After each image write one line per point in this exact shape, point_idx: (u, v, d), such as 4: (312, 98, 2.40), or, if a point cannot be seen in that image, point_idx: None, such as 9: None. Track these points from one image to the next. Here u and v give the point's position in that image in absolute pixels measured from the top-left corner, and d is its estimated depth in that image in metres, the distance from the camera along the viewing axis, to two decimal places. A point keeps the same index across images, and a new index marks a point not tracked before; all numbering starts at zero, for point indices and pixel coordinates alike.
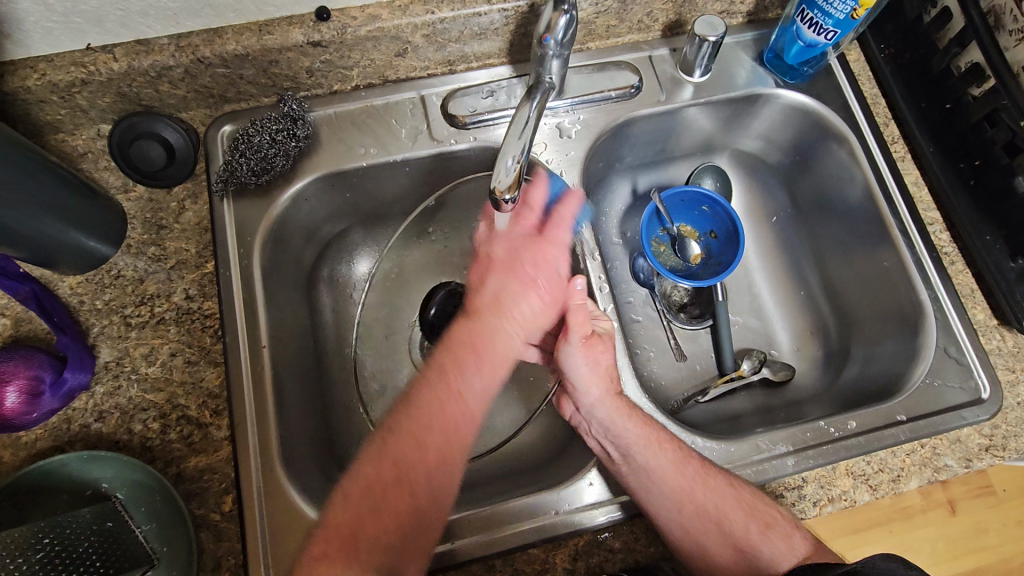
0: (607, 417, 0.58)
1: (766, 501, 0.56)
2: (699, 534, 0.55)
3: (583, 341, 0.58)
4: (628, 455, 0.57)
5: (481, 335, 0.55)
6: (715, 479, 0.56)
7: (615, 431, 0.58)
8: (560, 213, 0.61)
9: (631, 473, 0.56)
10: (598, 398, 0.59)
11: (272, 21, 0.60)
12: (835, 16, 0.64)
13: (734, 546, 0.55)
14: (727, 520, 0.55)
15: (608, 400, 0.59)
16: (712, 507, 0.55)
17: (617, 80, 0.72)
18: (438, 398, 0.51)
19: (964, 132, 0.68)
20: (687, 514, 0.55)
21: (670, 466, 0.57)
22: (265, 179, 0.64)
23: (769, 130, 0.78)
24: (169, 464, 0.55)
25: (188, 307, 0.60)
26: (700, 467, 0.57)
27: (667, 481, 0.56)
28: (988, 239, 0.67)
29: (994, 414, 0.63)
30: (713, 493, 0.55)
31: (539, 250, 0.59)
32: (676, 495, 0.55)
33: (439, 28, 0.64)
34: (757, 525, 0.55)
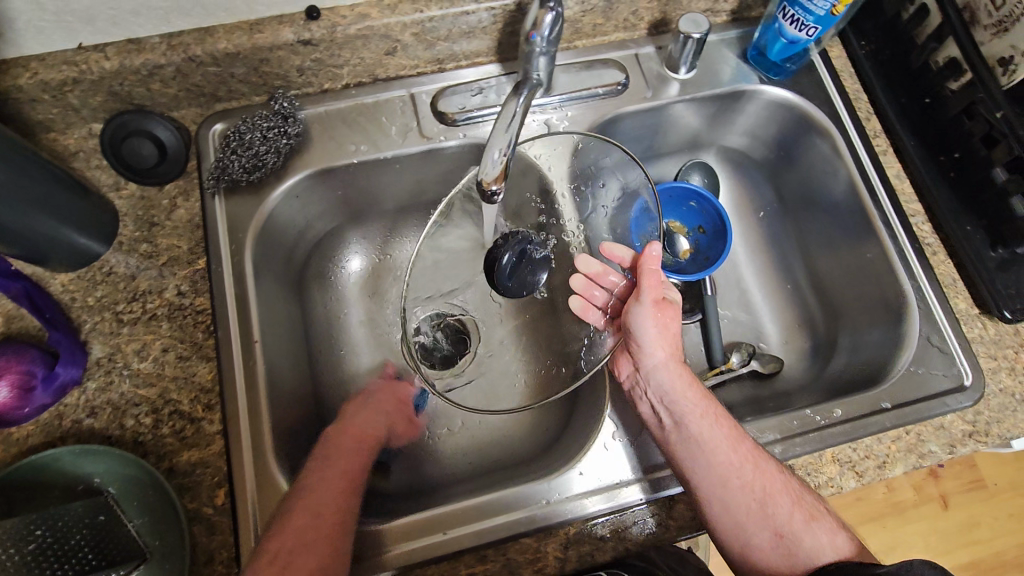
0: (667, 382, 0.60)
1: (813, 498, 0.57)
2: (741, 515, 0.55)
3: (654, 304, 0.61)
4: (681, 423, 0.59)
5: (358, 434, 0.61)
6: (768, 463, 0.57)
7: (673, 398, 0.60)
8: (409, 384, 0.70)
9: (682, 440, 0.58)
10: (662, 361, 0.61)
11: (262, 20, 0.61)
12: (816, 13, 0.65)
13: (774, 531, 0.55)
14: (773, 504, 0.55)
15: (671, 365, 0.61)
16: (760, 487, 0.56)
17: (605, 77, 0.73)
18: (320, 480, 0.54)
19: (944, 125, 0.70)
20: (733, 492, 0.55)
21: (724, 441, 0.57)
22: (257, 176, 0.64)
23: (754, 125, 0.80)
24: (161, 458, 0.55)
25: (180, 303, 0.60)
26: (754, 449, 0.57)
27: (719, 454, 0.56)
28: (968, 229, 0.69)
29: (977, 401, 0.64)
30: (762, 473, 0.56)
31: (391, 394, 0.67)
32: (725, 468, 0.56)
33: (428, 27, 0.65)
34: (802, 514, 0.55)
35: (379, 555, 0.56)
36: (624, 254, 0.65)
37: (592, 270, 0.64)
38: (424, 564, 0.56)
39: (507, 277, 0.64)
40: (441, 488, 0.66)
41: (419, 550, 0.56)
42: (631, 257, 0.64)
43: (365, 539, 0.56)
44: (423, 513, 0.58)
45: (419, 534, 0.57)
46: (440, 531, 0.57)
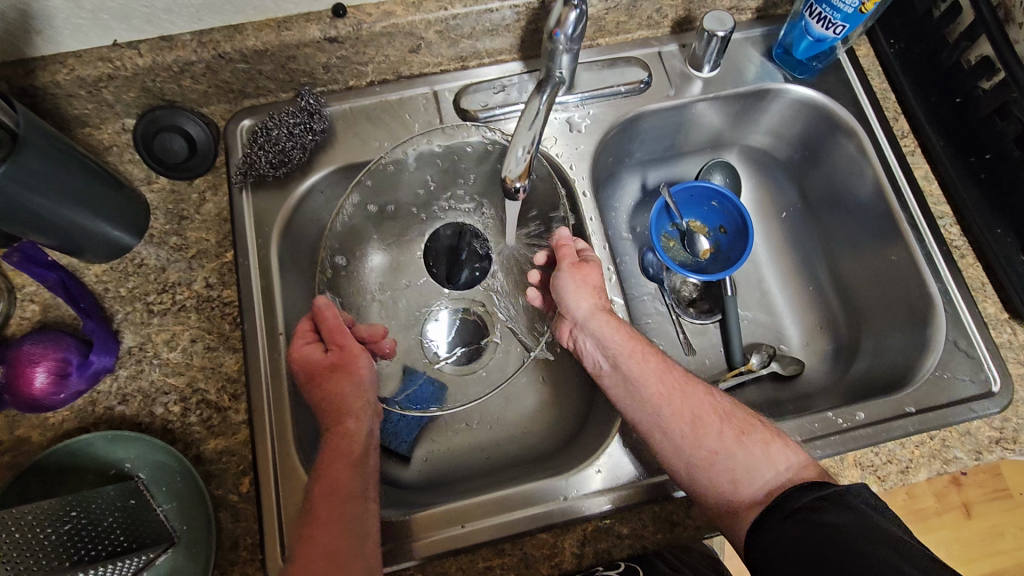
0: (596, 329, 0.61)
1: (744, 413, 0.59)
2: (678, 441, 0.56)
3: (572, 265, 0.61)
4: (616, 367, 0.60)
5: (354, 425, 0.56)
6: (694, 388, 0.59)
7: (603, 344, 0.61)
8: (331, 322, 0.59)
9: (619, 381, 0.60)
10: (589, 312, 0.61)
11: (290, 17, 0.62)
12: (844, 11, 0.64)
13: (710, 451, 0.56)
14: (702, 424, 0.57)
15: (598, 314, 0.61)
16: (689, 411, 0.58)
17: (627, 75, 0.73)
18: (332, 475, 0.53)
19: (974, 125, 0.68)
20: (667, 419, 0.57)
21: (653, 375, 0.59)
22: (283, 171, 0.66)
23: (778, 124, 0.79)
24: (189, 445, 0.57)
25: (208, 295, 0.62)
26: (679, 377, 0.59)
27: (649, 388, 0.58)
28: (997, 232, 0.67)
29: (1005, 407, 0.62)
30: (690, 399, 0.58)
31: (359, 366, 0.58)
32: (654, 401, 0.58)
33: (451, 25, 0.66)
34: (732, 431, 0.57)
35: (399, 547, 0.57)
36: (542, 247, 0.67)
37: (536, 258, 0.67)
38: (443, 555, 0.57)
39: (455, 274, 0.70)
40: (460, 481, 0.67)
41: (438, 543, 0.57)
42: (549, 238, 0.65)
43: (386, 530, 0.57)
44: (442, 505, 0.59)
45: (440, 526, 0.58)
46: (457, 524, 0.58)
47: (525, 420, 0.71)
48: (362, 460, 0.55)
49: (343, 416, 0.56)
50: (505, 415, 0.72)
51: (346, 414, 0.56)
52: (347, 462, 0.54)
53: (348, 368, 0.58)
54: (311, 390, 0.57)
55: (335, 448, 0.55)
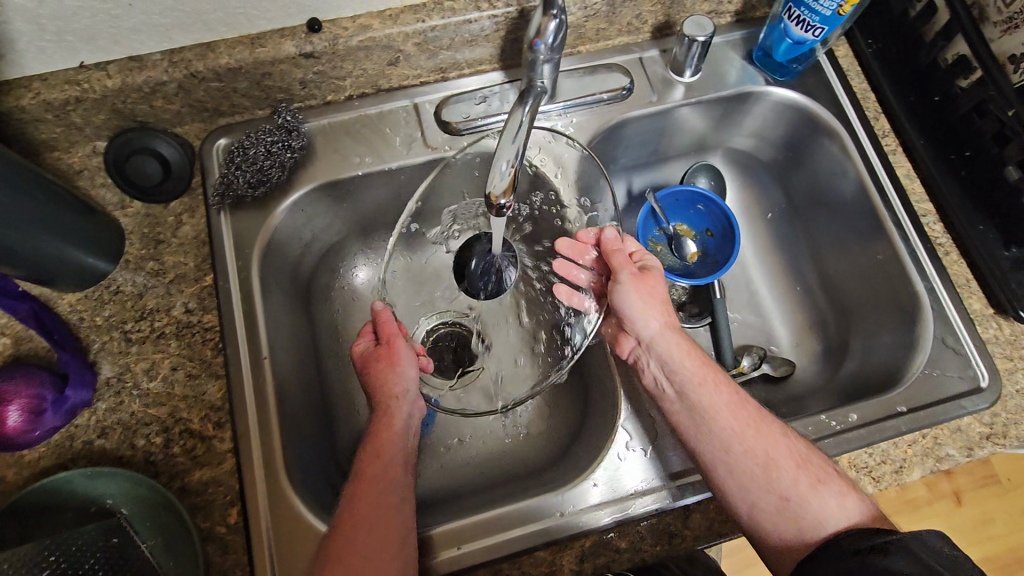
0: (664, 350, 0.60)
1: (823, 461, 0.55)
2: (744, 479, 0.54)
3: (633, 277, 0.61)
4: (683, 393, 0.59)
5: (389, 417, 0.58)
6: (770, 427, 0.56)
7: (671, 366, 0.60)
8: (387, 321, 0.62)
9: (684, 408, 0.58)
10: (657, 330, 0.61)
11: (264, 33, 0.61)
12: (822, 13, 0.64)
13: (778, 495, 0.53)
14: (776, 467, 0.54)
15: (666, 333, 0.60)
16: (762, 452, 0.54)
17: (609, 82, 0.72)
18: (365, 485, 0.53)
19: (954, 123, 0.69)
20: (735, 456, 0.54)
21: (723, 406, 0.57)
22: (261, 191, 0.64)
23: (761, 127, 0.79)
24: (172, 478, 0.55)
25: (188, 320, 0.60)
26: (754, 413, 0.56)
27: (718, 419, 0.56)
28: (979, 228, 0.67)
29: (995, 402, 0.62)
30: (764, 438, 0.55)
31: (396, 357, 0.59)
32: (726, 434, 0.55)
33: (430, 37, 0.65)
34: (808, 478, 0.53)
35: None
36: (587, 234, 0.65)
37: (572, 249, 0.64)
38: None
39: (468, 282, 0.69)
40: (456, 498, 0.66)
41: (434, 565, 0.56)
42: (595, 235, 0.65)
43: None
44: (444, 524, 0.58)
45: (439, 548, 0.57)
46: (456, 544, 0.57)
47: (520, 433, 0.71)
48: (405, 437, 0.58)
49: (391, 397, 0.58)
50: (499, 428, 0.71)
51: (394, 397, 0.58)
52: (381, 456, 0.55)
53: (392, 356, 0.59)
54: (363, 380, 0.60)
55: (380, 421, 0.57)
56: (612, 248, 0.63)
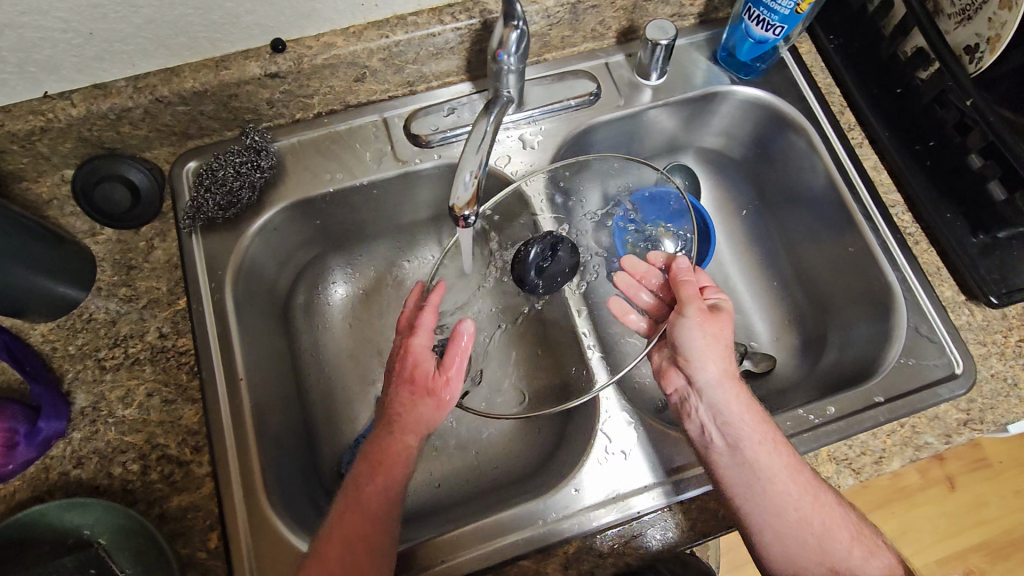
0: (723, 400, 0.57)
1: (869, 529, 0.56)
2: (795, 545, 0.54)
3: (700, 315, 0.59)
4: (737, 449, 0.56)
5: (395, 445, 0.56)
6: (826, 495, 0.55)
7: (727, 418, 0.57)
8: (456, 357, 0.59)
9: (736, 464, 0.56)
10: (716, 378, 0.58)
11: (228, 56, 0.61)
12: (780, 12, 0.65)
13: (828, 565, 0.53)
14: (830, 538, 0.53)
15: (726, 382, 0.58)
16: (819, 522, 0.54)
17: (576, 88, 0.73)
18: (350, 513, 0.53)
19: (917, 115, 0.70)
20: (788, 522, 0.54)
21: (784, 470, 0.55)
22: (232, 213, 0.64)
23: (729, 126, 0.80)
24: (151, 505, 0.54)
25: (163, 345, 0.60)
26: (813, 479, 0.55)
27: (778, 483, 0.54)
28: (947, 217, 0.68)
29: (971, 387, 0.63)
30: (821, 507, 0.54)
31: (440, 393, 0.58)
32: (784, 500, 0.54)
33: (395, 51, 0.65)
34: (859, 549, 0.54)
35: None
36: (657, 256, 0.69)
37: (638, 269, 0.67)
38: None
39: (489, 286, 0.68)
40: (442, 509, 0.66)
41: None
42: (664, 259, 0.68)
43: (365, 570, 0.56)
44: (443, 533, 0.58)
45: (431, 560, 0.57)
46: (455, 553, 0.57)
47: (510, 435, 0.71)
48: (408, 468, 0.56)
49: (410, 429, 0.57)
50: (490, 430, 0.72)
51: (412, 428, 0.57)
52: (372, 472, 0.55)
53: (439, 395, 0.57)
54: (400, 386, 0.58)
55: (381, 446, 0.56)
56: (682, 275, 0.63)
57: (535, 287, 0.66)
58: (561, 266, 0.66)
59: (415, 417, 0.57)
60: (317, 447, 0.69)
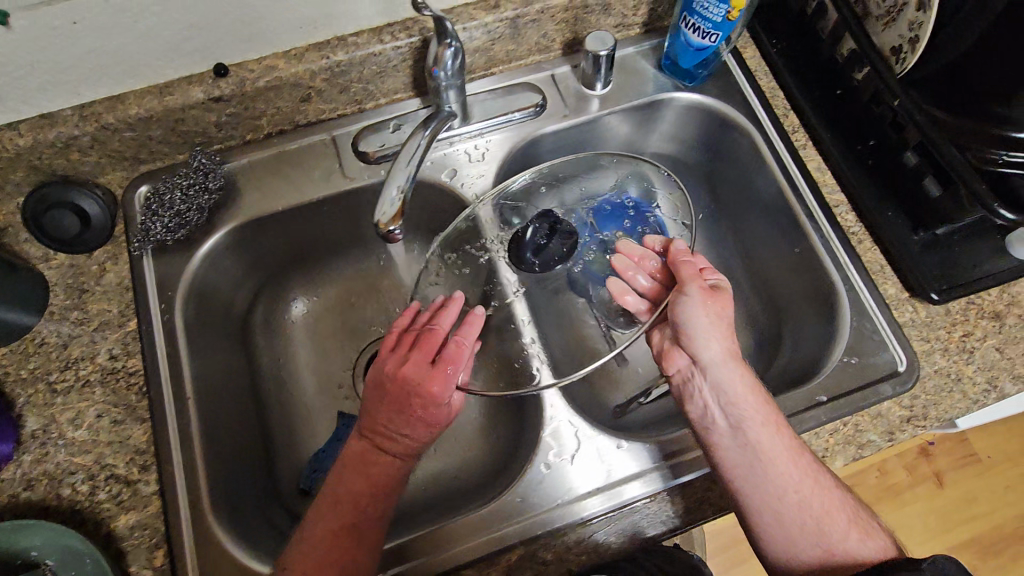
0: (725, 379, 0.58)
1: (868, 516, 0.56)
2: (792, 526, 0.54)
3: (702, 293, 0.60)
4: (738, 428, 0.57)
5: (380, 461, 0.59)
6: (827, 479, 0.56)
7: (730, 398, 0.58)
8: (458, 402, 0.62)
9: (735, 443, 0.57)
10: (719, 357, 0.59)
11: (172, 82, 0.63)
12: (713, 20, 0.66)
13: (826, 548, 0.53)
14: (829, 521, 0.54)
15: (730, 361, 0.59)
16: (818, 504, 0.54)
17: (521, 100, 0.74)
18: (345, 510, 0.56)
19: (858, 115, 0.70)
20: (788, 504, 0.54)
21: (784, 452, 0.56)
22: (181, 235, 0.66)
23: (679, 132, 0.81)
24: (98, 524, 0.55)
25: (112, 366, 0.61)
26: (814, 464, 0.56)
27: (779, 464, 0.55)
28: (889, 215, 0.68)
29: (913, 384, 0.63)
30: (822, 490, 0.55)
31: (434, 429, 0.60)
32: (783, 480, 0.55)
33: (338, 71, 0.67)
34: (857, 533, 0.54)
35: None
36: (655, 240, 0.68)
37: (634, 251, 0.68)
38: None
39: (469, 268, 0.69)
40: (401, 519, 0.68)
41: None
42: (662, 243, 0.68)
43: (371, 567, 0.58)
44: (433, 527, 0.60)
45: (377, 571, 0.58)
46: (451, 543, 0.59)
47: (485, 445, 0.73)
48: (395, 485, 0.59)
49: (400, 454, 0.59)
50: (466, 442, 0.74)
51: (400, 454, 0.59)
52: (360, 472, 0.58)
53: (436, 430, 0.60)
54: (399, 413, 0.59)
55: (369, 458, 0.59)
56: (682, 257, 0.63)
57: (531, 266, 0.68)
58: (557, 248, 0.68)
59: (406, 446, 0.59)
60: (275, 463, 0.70)
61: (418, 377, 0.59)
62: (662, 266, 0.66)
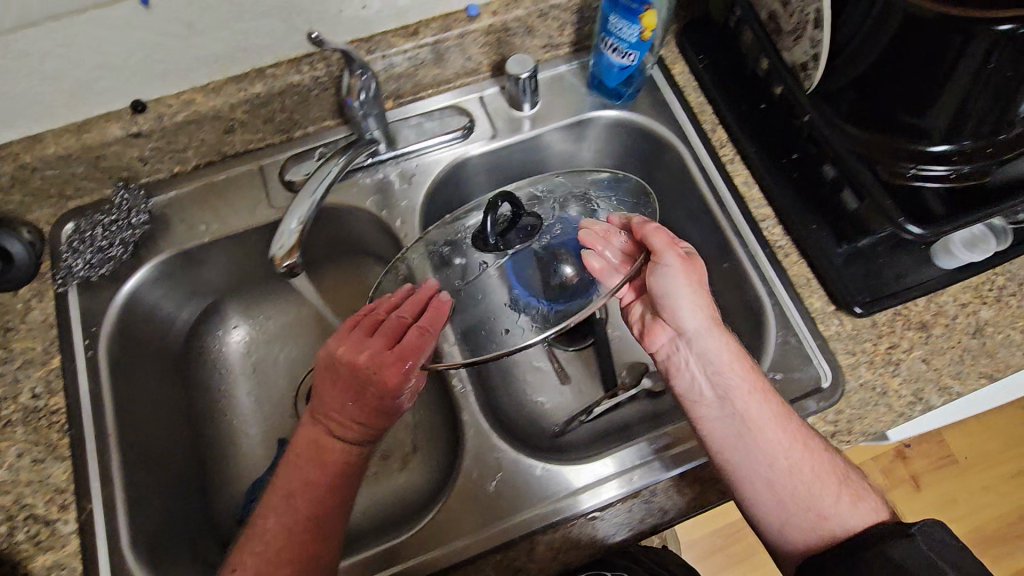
0: (710, 350, 0.58)
1: (856, 476, 0.57)
2: (783, 491, 0.55)
3: (681, 263, 0.58)
4: (726, 399, 0.58)
5: (329, 452, 0.56)
6: (814, 442, 0.57)
7: (716, 369, 0.58)
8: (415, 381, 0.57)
9: (725, 415, 0.57)
10: (701, 328, 0.59)
11: (90, 119, 0.63)
12: (628, 40, 0.66)
13: (818, 512, 0.54)
14: (819, 485, 0.55)
15: (713, 332, 0.59)
16: (808, 468, 0.55)
17: (447, 124, 0.75)
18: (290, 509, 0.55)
19: (780, 129, 0.70)
20: (777, 471, 0.55)
21: (772, 421, 0.56)
22: (105, 270, 0.66)
23: (612, 150, 0.81)
24: (16, 565, 0.55)
25: (34, 405, 0.61)
26: (802, 429, 0.57)
27: (768, 433, 0.56)
28: (813, 228, 0.68)
29: (836, 399, 0.63)
30: (810, 455, 0.56)
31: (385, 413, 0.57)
32: (772, 448, 0.56)
33: (259, 103, 0.67)
34: (848, 494, 0.55)
35: None
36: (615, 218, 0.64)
37: (599, 227, 0.62)
38: None
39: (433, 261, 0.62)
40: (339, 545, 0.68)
41: None
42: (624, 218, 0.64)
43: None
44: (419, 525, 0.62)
45: None
46: (451, 538, 0.61)
47: (424, 468, 0.74)
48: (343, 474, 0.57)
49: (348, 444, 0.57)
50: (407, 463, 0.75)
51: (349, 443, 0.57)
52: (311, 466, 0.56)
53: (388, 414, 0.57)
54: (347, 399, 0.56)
55: (314, 450, 0.57)
56: (649, 228, 0.60)
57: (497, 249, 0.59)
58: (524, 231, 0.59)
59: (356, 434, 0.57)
60: (211, 493, 0.70)
61: (374, 366, 0.55)
62: (630, 241, 0.62)
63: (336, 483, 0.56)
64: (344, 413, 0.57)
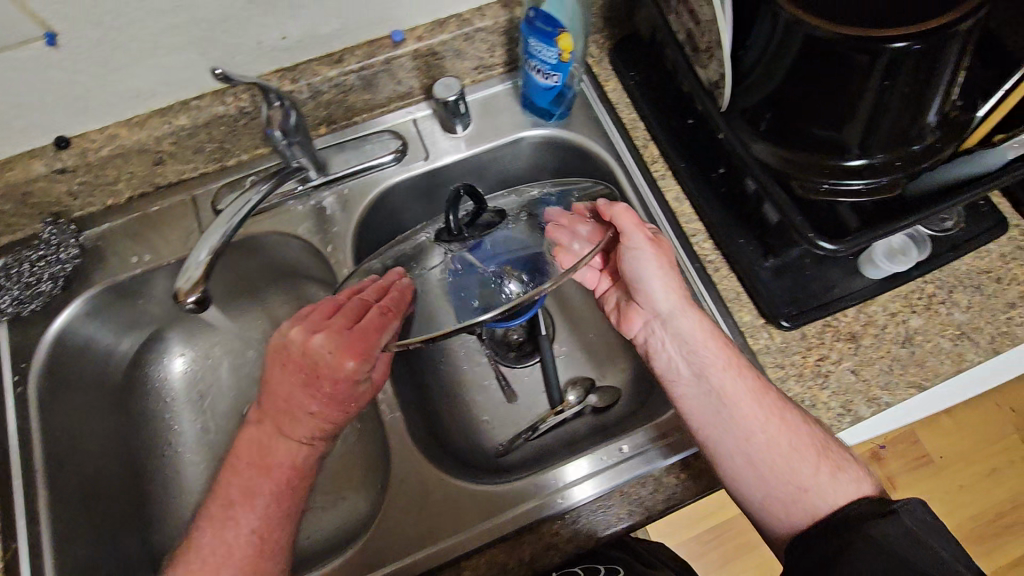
0: (686, 327, 0.61)
1: (839, 449, 0.57)
2: (761, 463, 0.56)
3: (652, 243, 0.60)
4: (702, 375, 0.60)
5: (277, 451, 0.58)
6: (793, 416, 0.57)
7: (692, 347, 0.60)
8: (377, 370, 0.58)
9: (701, 391, 0.60)
10: (676, 307, 0.61)
11: (14, 158, 0.64)
12: (550, 62, 0.67)
13: (798, 485, 0.55)
14: (796, 457, 0.55)
15: (688, 310, 0.61)
16: (785, 441, 0.56)
17: (377, 149, 0.75)
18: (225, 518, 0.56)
19: (706, 143, 0.72)
20: (754, 444, 0.57)
21: (747, 394, 0.58)
22: (34, 305, 0.68)
23: (548, 167, 0.82)
24: None
25: None
26: (779, 402, 0.58)
27: (742, 408, 0.57)
28: (741, 242, 0.68)
29: None
30: (788, 428, 0.56)
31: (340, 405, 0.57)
32: (748, 423, 0.57)
33: (184, 135, 0.67)
34: (828, 466, 0.55)
35: None
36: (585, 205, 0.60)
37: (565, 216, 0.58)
38: None
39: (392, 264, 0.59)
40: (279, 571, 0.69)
41: None
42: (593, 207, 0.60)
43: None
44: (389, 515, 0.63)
45: None
46: (442, 537, 0.61)
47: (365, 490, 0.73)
48: (292, 473, 0.58)
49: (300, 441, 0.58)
50: (353, 486, 0.74)
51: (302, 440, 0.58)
52: (263, 467, 0.57)
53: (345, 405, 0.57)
54: (303, 387, 0.56)
55: (260, 453, 0.58)
56: (617, 210, 0.58)
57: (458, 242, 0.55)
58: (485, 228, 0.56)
59: (306, 431, 0.58)
60: (151, 524, 0.70)
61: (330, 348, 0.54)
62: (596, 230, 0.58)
63: (287, 481, 0.57)
64: (297, 398, 0.57)
